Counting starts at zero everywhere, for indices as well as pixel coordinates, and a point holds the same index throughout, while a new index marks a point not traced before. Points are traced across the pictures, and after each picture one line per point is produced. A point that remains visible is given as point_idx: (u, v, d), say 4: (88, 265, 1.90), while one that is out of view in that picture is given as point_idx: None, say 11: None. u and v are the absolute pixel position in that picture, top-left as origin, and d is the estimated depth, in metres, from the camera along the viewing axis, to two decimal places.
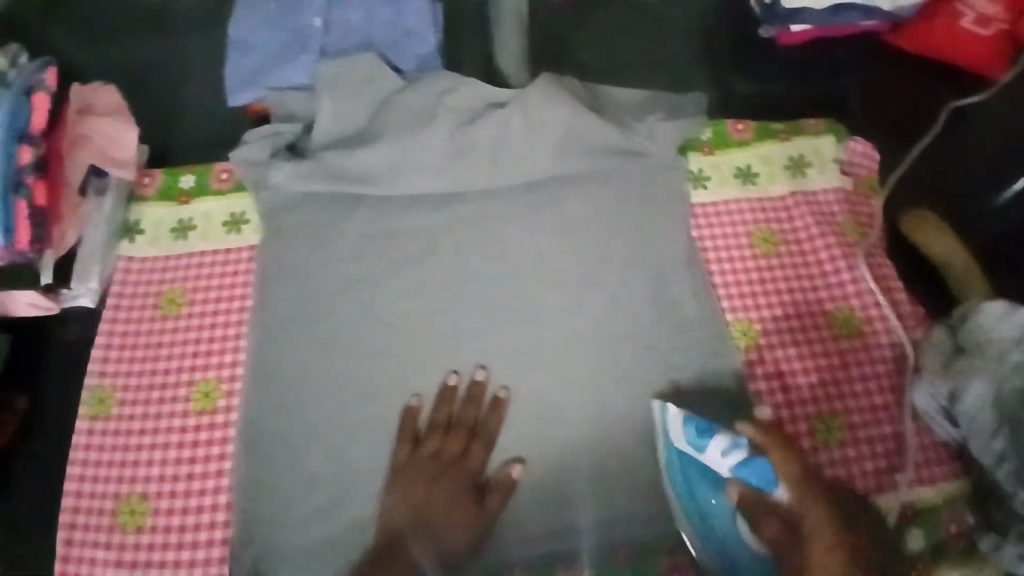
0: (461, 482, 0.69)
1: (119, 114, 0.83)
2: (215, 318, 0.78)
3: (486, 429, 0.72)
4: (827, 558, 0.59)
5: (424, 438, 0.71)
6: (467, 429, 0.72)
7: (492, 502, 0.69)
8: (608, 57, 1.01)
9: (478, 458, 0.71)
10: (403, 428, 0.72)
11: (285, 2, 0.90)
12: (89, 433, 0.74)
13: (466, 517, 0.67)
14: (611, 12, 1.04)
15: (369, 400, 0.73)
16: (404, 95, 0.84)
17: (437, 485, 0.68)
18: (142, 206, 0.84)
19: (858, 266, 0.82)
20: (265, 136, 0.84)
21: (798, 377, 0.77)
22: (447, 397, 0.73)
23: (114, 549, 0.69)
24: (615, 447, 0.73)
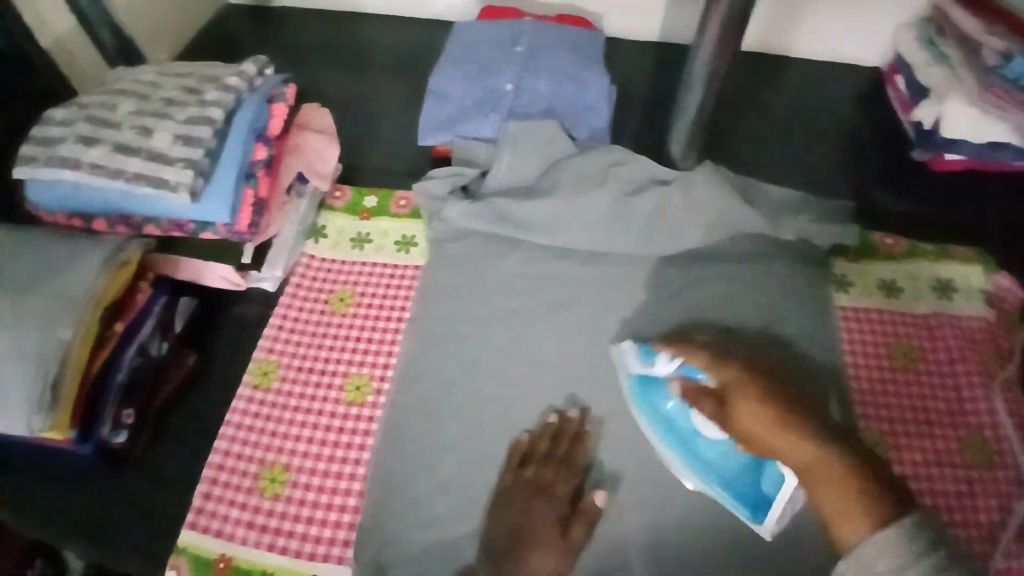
0: (550, 508, 0.69)
1: (327, 133, 0.95)
2: (376, 321, 0.88)
3: (577, 462, 0.74)
4: (804, 450, 0.62)
5: (524, 464, 0.73)
6: (558, 461, 0.73)
7: (577, 535, 0.68)
8: (759, 156, 1.07)
9: (567, 487, 0.71)
10: (510, 454, 0.75)
11: (483, 65, 1.03)
12: (249, 399, 0.81)
13: (553, 547, 0.67)
14: (767, 121, 1.12)
15: (501, 424, 0.79)
16: (577, 159, 0.92)
17: (529, 515, 0.69)
18: (330, 215, 0.98)
19: (995, 397, 0.81)
20: (448, 175, 0.96)
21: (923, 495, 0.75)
22: (550, 432, 0.76)
23: (249, 510, 0.74)
24: (729, 522, 0.73)
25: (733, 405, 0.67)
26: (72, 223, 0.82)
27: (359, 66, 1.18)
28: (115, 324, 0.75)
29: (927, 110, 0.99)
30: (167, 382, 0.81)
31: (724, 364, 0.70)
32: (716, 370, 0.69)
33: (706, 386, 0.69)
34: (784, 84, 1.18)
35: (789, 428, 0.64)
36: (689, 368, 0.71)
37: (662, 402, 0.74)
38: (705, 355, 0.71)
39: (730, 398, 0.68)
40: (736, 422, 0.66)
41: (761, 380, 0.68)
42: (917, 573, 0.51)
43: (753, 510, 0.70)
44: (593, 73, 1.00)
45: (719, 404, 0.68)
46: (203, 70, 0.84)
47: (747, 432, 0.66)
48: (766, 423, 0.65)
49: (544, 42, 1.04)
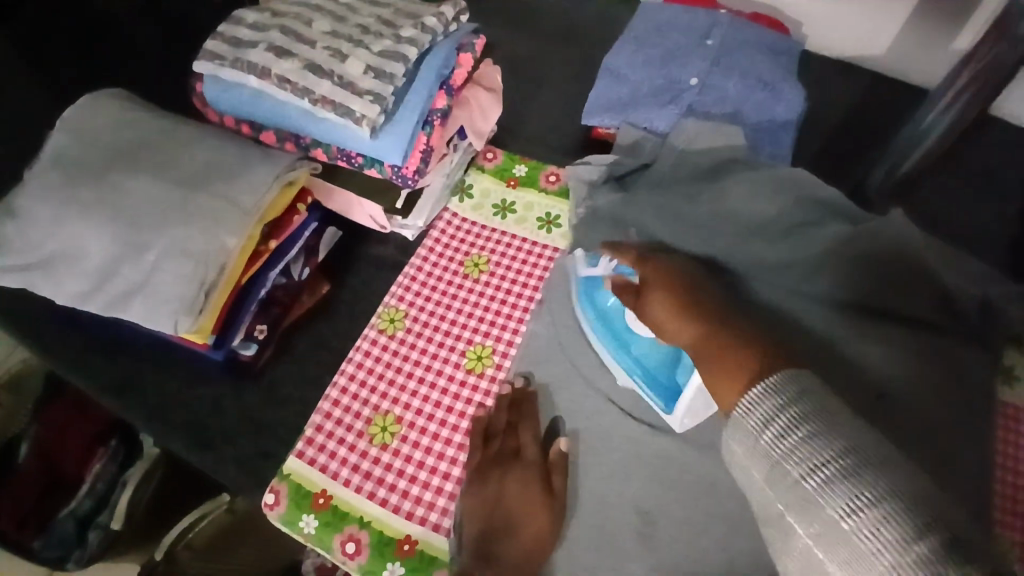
0: (527, 473, 0.69)
1: (496, 92, 0.92)
2: (506, 293, 0.86)
3: (532, 424, 0.73)
4: (693, 329, 0.64)
5: (490, 441, 0.73)
6: (522, 427, 0.73)
7: (556, 487, 0.69)
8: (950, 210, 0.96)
9: (534, 448, 0.71)
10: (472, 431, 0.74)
11: (670, 53, 0.98)
12: (374, 341, 0.81)
13: (538, 514, 0.66)
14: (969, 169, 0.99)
15: (623, 436, 0.75)
16: (756, 175, 0.85)
17: (506, 482, 0.68)
18: (478, 175, 0.96)
19: None
20: (607, 163, 0.91)
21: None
22: (501, 402, 0.76)
23: (356, 453, 0.74)
24: None
25: (648, 296, 0.69)
26: (239, 129, 0.82)
27: (530, 28, 1.13)
28: (271, 240, 0.74)
29: None
30: (296, 307, 0.82)
31: (649, 264, 0.71)
32: (643, 268, 0.72)
33: (631, 283, 0.72)
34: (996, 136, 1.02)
35: (684, 318, 0.65)
36: (624, 270, 0.75)
37: (606, 297, 0.78)
38: (635, 255, 0.73)
39: (648, 284, 0.70)
40: (651, 309, 0.68)
41: (700, 293, 0.67)
42: (779, 429, 0.46)
43: (665, 400, 0.74)
44: (789, 86, 0.94)
45: (635, 293, 0.70)
46: (400, 3, 0.81)
47: (659, 322, 0.67)
48: (668, 310, 0.67)
49: (740, 39, 0.98)
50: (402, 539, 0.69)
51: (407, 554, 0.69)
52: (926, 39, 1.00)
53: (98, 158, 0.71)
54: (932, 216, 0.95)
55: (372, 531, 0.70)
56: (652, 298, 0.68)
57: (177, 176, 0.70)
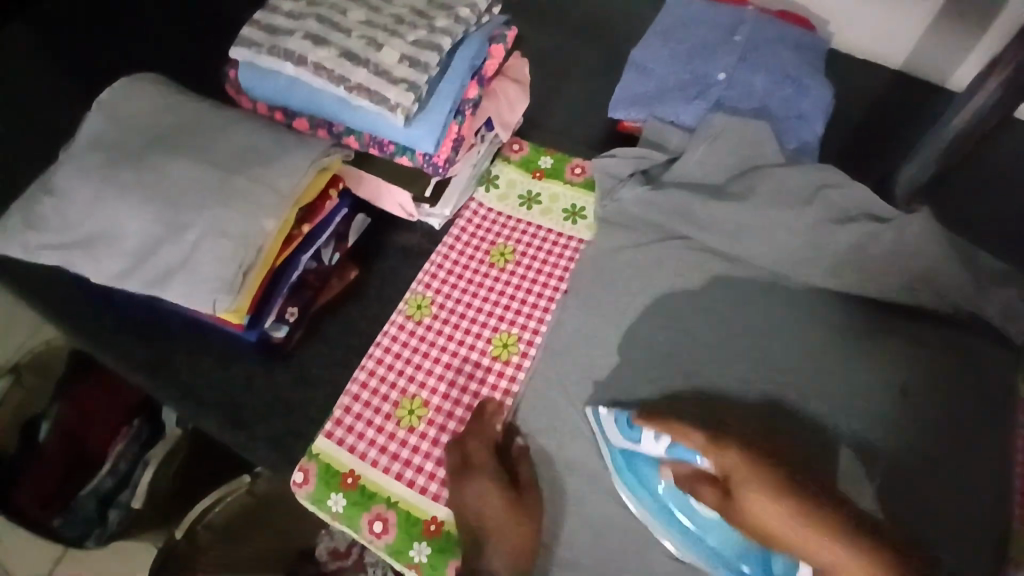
0: (483, 481, 0.68)
1: (523, 84, 0.94)
2: (531, 283, 0.86)
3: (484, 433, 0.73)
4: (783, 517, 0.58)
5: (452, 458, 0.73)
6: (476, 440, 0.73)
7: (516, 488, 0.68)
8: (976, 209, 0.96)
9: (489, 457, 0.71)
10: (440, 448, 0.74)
11: (698, 49, 0.99)
12: (401, 326, 0.82)
13: (504, 523, 0.66)
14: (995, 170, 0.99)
15: None
16: (781, 170, 0.86)
17: (468, 502, 0.68)
18: (504, 166, 0.97)
19: None
20: (632, 156, 0.92)
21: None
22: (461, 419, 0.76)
23: (384, 434, 0.75)
24: None
25: (742, 497, 0.60)
26: (273, 116, 0.84)
27: (559, 21, 1.13)
28: (304, 225, 0.76)
29: None
30: (327, 292, 0.84)
31: (722, 445, 0.64)
32: (716, 456, 0.63)
33: (704, 472, 0.64)
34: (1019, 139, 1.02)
35: (778, 501, 0.59)
36: (682, 451, 0.65)
37: (654, 480, 0.67)
38: (704, 438, 0.65)
39: (732, 476, 0.62)
40: (749, 512, 0.59)
41: (779, 469, 0.61)
42: None
43: None
44: (816, 82, 0.94)
45: (724, 493, 0.62)
46: None
47: (755, 527, 0.59)
48: (775, 512, 0.58)
49: (767, 36, 0.99)
50: (428, 519, 0.71)
51: (433, 533, 0.70)
52: (956, 37, 1.00)
53: (137, 140, 0.73)
54: (956, 215, 0.95)
55: (399, 510, 0.71)
56: (746, 500, 0.60)
57: (216, 158, 0.71)
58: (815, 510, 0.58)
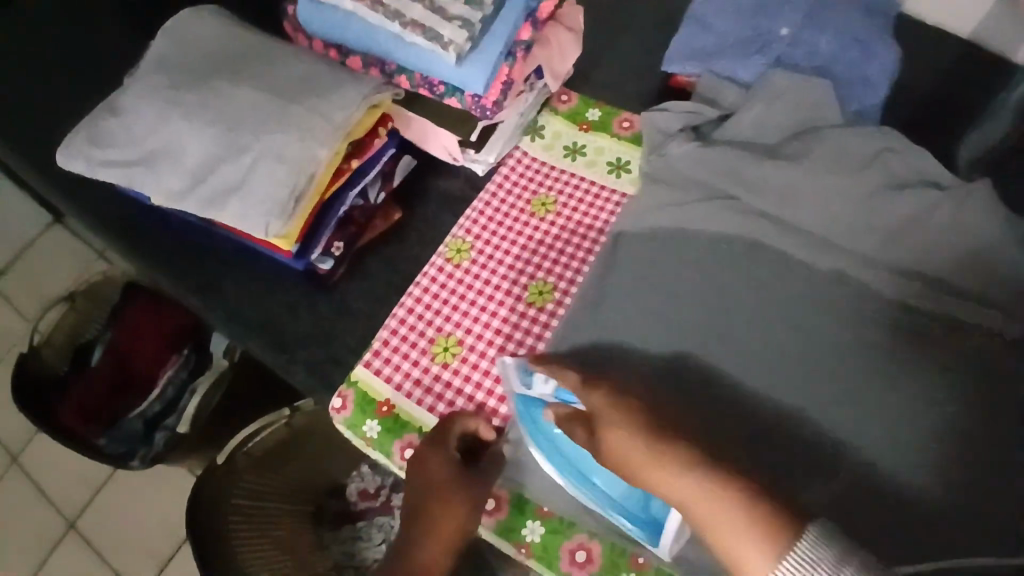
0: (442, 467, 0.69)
1: (576, 33, 0.93)
2: (571, 234, 0.86)
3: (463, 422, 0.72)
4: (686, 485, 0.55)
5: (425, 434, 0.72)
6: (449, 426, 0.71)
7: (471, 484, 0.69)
8: None
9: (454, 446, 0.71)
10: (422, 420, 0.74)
11: (762, 1, 0.94)
12: (441, 267, 0.83)
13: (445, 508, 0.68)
14: None
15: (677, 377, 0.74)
16: (838, 134, 0.83)
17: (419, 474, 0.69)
18: (551, 117, 0.96)
19: None
20: (683, 111, 0.91)
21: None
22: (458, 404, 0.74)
23: (419, 369, 0.77)
24: None
25: (605, 429, 0.61)
26: (327, 53, 0.85)
27: None
28: (353, 159, 0.77)
29: None
30: (370, 231, 0.85)
31: (615, 400, 0.62)
32: (589, 394, 0.64)
33: (578, 410, 0.65)
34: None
35: (631, 440, 0.59)
36: (566, 394, 0.67)
37: (549, 428, 0.68)
38: (578, 378, 0.66)
39: (601, 416, 0.62)
40: (608, 439, 0.60)
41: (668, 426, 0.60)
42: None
43: (649, 533, 0.64)
44: (884, 45, 0.90)
45: (589, 434, 0.62)
46: None
47: (615, 458, 0.59)
48: (630, 445, 0.59)
49: None
50: None
51: None
52: None
53: (196, 65, 0.75)
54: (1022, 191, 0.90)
55: None
56: (600, 425, 0.61)
57: (273, 88, 0.72)
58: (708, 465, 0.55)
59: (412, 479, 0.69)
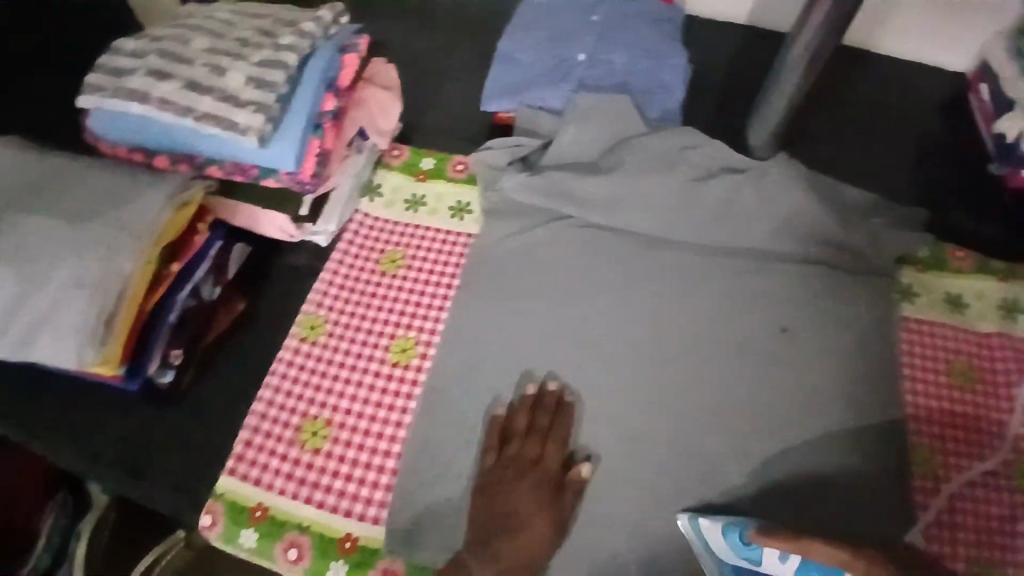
0: (541, 482, 0.72)
1: (394, 90, 0.94)
2: (425, 284, 0.86)
3: (559, 428, 0.75)
4: None
5: (507, 443, 0.74)
6: (541, 432, 0.75)
7: (566, 500, 0.72)
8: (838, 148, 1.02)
9: (556, 458, 0.73)
10: (487, 436, 0.75)
11: (557, 33, 1.01)
12: (295, 351, 0.81)
13: (539, 511, 0.70)
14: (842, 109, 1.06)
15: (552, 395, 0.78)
16: (644, 140, 0.91)
17: (518, 484, 0.71)
18: (386, 173, 0.95)
19: None
20: (508, 146, 0.94)
21: (954, 534, 0.74)
22: (527, 402, 0.77)
23: (289, 462, 0.74)
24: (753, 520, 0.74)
25: None
26: (132, 159, 0.81)
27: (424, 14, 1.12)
28: (172, 262, 0.74)
29: (1011, 123, 0.96)
30: (217, 325, 0.81)
31: (858, 553, 0.61)
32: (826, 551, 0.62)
33: None
34: (864, 79, 1.10)
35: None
36: (827, 575, 0.62)
37: None
38: (829, 548, 0.62)
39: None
40: None
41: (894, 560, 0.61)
42: None
43: None
44: (672, 52, 0.97)
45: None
46: (277, 12, 0.83)
47: None
48: None
49: (623, 12, 1.02)
50: (343, 537, 0.71)
51: (350, 550, 0.71)
52: None
53: None
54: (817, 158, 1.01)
55: (312, 534, 0.71)
56: None
57: (63, 209, 0.69)
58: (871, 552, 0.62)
59: (495, 491, 0.71)
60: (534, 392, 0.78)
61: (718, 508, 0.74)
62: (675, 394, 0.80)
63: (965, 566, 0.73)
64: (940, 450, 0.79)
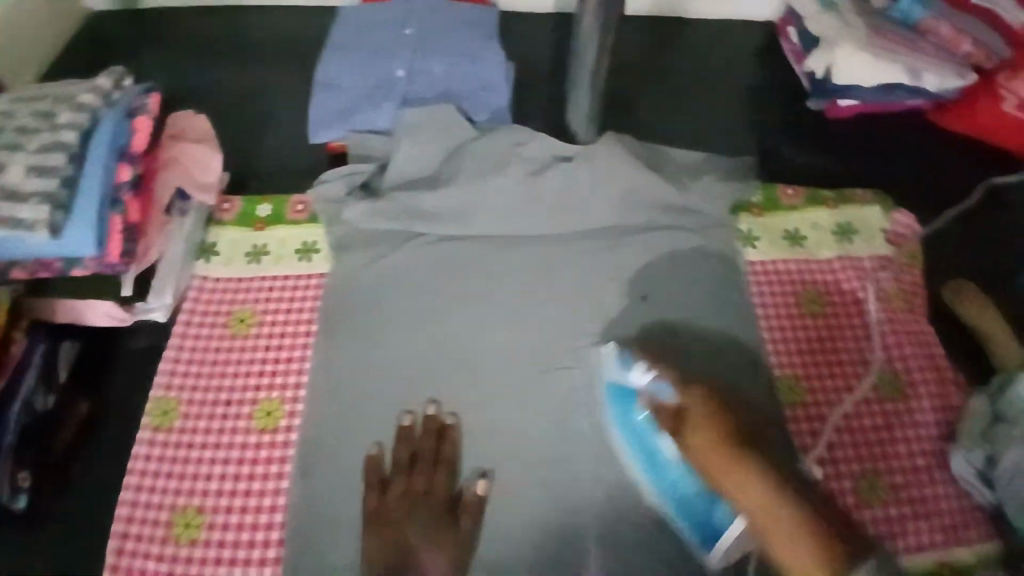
0: (433, 513, 0.71)
1: (208, 141, 0.89)
2: (281, 338, 0.83)
3: (443, 459, 0.74)
4: (711, 451, 0.66)
5: (390, 481, 0.73)
6: (427, 465, 0.74)
7: (465, 523, 0.71)
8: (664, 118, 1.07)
9: (445, 487, 0.73)
10: (369, 476, 0.73)
11: (375, 52, 0.98)
12: (151, 444, 0.77)
13: (439, 542, 0.69)
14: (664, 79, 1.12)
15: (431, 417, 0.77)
16: (478, 144, 0.90)
17: (413, 521, 0.70)
18: (221, 229, 0.91)
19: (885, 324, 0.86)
20: (343, 175, 0.90)
21: (837, 454, 0.78)
22: (405, 437, 0.75)
23: (165, 562, 0.71)
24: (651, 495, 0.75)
25: (687, 433, 0.67)
26: None
27: (240, 61, 1.09)
28: None
29: (817, 60, 1.02)
30: (62, 434, 0.78)
31: (691, 389, 0.70)
32: (686, 393, 0.69)
33: (665, 405, 0.70)
34: (680, 46, 1.16)
35: (745, 468, 0.64)
36: (661, 388, 0.71)
37: (635, 417, 0.73)
38: (677, 378, 0.71)
39: (687, 424, 0.68)
40: (690, 440, 0.67)
41: (771, 456, 0.66)
42: None
43: (705, 539, 0.69)
44: (488, 53, 0.98)
45: (675, 419, 0.69)
46: (52, 89, 0.78)
47: (711, 466, 0.66)
48: (712, 449, 0.66)
49: (436, 20, 1.00)
50: None
51: None
52: None
53: None
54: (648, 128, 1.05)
55: None
56: (688, 435, 0.67)
57: None
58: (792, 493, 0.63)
59: (389, 536, 0.69)
60: (412, 422, 0.77)
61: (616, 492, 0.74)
62: (551, 390, 0.80)
63: (852, 483, 0.76)
64: (812, 378, 0.82)
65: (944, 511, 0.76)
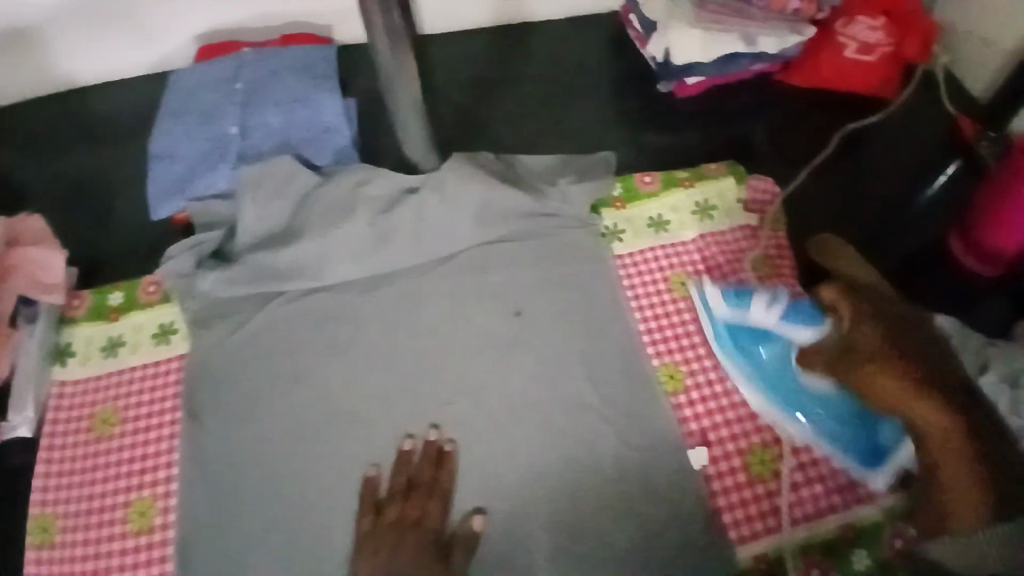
0: (423, 546, 0.69)
1: (47, 241, 0.85)
2: (147, 434, 0.79)
3: (442, 486, 0.73)
4: (878, 370, 0.67)
5: (386, 505, 0.72)
6: (423, 491, 0.73)
7: (457, 558, 0.69)
8: (519, 130, 1.09)
9: (438, 519, 0.71)
10: (364, 499, 0.73)
11: (204, 113, 0.95)
12: (32, 565, 0.73)
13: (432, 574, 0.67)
14: (517, 91, 1.13)
15: (310, 484, 0.74)
16: (324, 190, 0.87)
17: (402, 548, 0.68)
18: (74, 328, 0.86)
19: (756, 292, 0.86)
20: (188, 247, 0.86)
21: (720, 435, 0.79)
22: (403, 461, 0.74)
23: None
24: (545, 518, 0.73)
25: (874, 362, 0.67)
26: None
27: (82, 145, 1.05)
28: None
29: (657, 45, 1.03)
30: None
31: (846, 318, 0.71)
32: (844, 318, 0.71)
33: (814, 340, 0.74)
34: (526, 52, 1.17)
35: (923, 400, 0.65)
36: (796, 317, 0.75)
37: (776, 344, 0.77)
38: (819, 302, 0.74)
39: (858, 349, 0.69)
40: (865, 363, 0.68)
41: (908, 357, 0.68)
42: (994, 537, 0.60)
43: (859, 456, 0.75)
44: (324, 94, 0.96)
45: (842, 353, 0.70)
46: None
47: (870, 384, 0.67)
48: (895, 389, 0.67)
49: (265, 68, 0.97)
50: None
51: None
52: None
53: None
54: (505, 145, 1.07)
55: None
56: (864, 358, 0.68)
57: None
58: (942, 403, 0.65)
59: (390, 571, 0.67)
60: (380, 473, 0.75)
61: (513, 520, 0.73)
62: (430, 424, 0.78)
63: (741, 460, 0.77)
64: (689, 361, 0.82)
65: (837, 473, 0.76)
